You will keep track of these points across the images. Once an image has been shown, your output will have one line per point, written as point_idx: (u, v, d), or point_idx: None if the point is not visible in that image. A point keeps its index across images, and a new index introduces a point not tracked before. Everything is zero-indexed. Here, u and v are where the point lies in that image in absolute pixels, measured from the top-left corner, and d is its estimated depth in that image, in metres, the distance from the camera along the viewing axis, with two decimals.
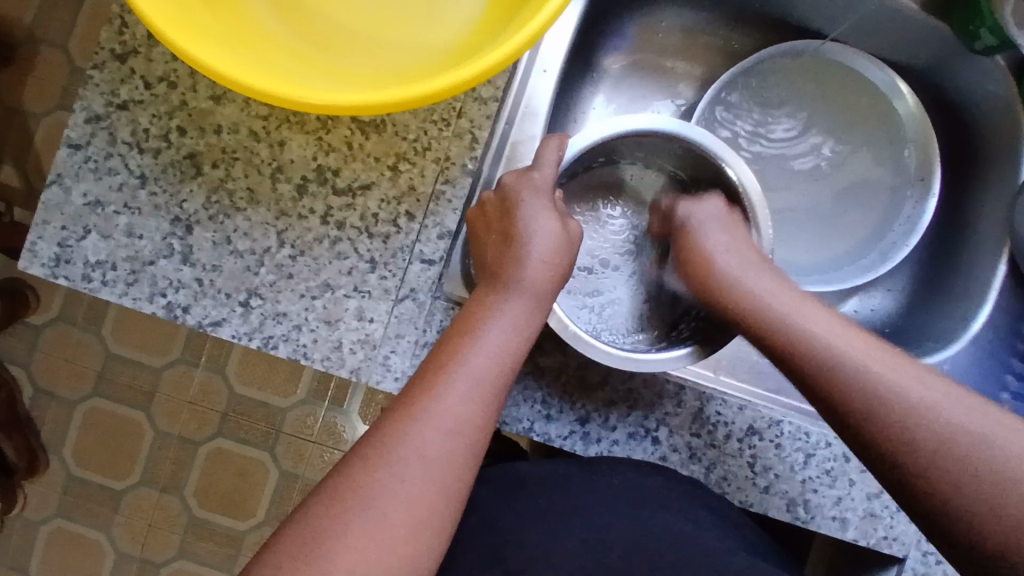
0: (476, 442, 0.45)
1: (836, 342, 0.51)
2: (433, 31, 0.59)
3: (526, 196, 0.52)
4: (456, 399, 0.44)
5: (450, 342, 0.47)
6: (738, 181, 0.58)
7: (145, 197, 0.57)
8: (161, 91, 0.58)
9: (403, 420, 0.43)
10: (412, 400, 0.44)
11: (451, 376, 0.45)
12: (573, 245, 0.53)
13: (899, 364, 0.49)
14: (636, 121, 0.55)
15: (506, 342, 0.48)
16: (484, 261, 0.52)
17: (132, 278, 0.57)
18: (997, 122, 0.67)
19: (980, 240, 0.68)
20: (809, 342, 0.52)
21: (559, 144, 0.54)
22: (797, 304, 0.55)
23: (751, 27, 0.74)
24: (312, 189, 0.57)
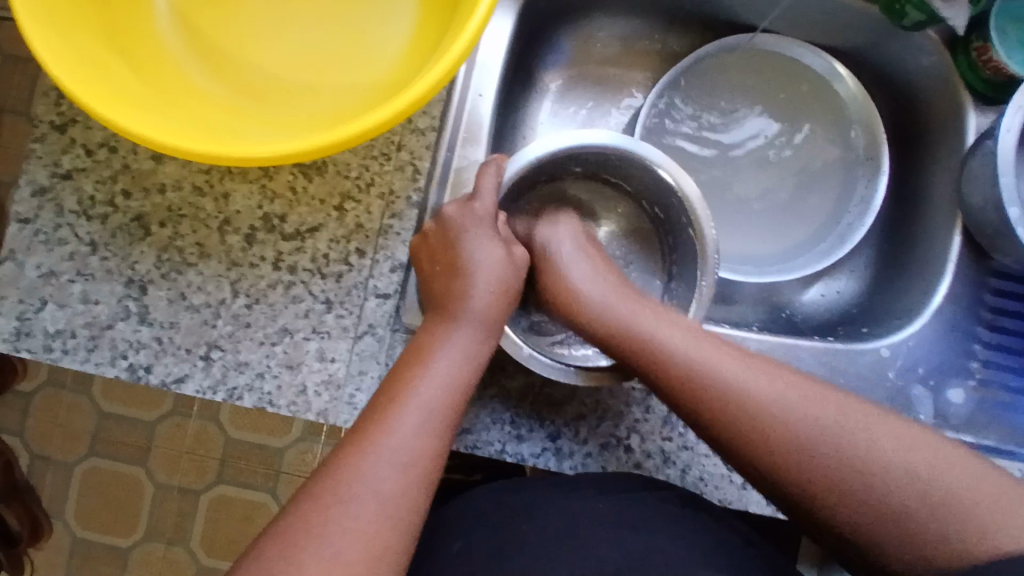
0: (430, 474, 0.45)
1: (738, 381, 0.51)
2: (361, 68, 0.59)
3: (469, 227, 0.54)
4: (405, 432, 0.45)
5: (400, 376, 0.49)
6: (676, 183, 0.58)
7: (98, 262, 0.58)
8: (103, 158, 0.58)
9: (355, 456, 0.44)
10: (363, 435, 0.45)
11: (402, 410, 0.46)
12: (517, 270, 0.55)
13: (792, 388, 0.51)
14: (574, 137, 0.56)
15: (456, 374, 0.49)
16: (431, 292, 0.54)
17: (93, 344, 0.57)
18: (937, 94, 0.68)
19: (933, 212, 0.69)
20: (686, 373, 0.52)
21: (497, 169, 0.55)
22: (674, 332, 0.54)
23: (685, 28, 0.75)
24: (261, 237, 0.58)
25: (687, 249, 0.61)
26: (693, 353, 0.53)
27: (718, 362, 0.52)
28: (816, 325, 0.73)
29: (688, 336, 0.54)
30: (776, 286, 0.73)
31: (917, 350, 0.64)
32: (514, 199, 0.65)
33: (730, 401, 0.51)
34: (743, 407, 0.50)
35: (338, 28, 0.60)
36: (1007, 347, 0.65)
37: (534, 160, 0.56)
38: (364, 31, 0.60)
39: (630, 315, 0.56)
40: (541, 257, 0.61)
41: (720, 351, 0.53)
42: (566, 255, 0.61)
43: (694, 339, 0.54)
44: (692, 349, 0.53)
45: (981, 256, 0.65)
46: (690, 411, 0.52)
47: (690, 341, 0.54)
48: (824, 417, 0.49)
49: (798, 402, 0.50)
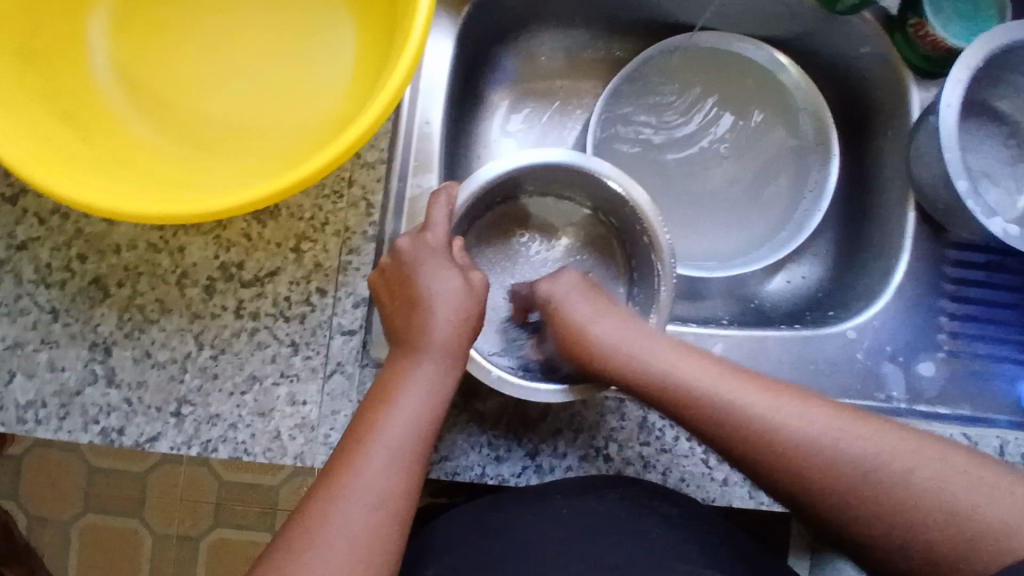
0: (401, 513, 0.46)
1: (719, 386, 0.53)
2: (305, 107, 0.59)
3: (424, 259, 0.54)
4: (374, 474, 0.46)
5: (367, 416, 0.50)
6: (626, 193, 0.59)
7: (60, 329, 0.57)
8: (55, 224, 0.58)
9: (325, 502, 0.45)
10: (333, 480, 0.46)
11: (369, 452, 0.47)
12: (477, 295, 0.55)
13: (767, 393, 0.52)
14: (528, 156, 0.57)
15: (422, 408, 0.50)
16: (393, 327, 0.54)
17: (63, 411, 0.56)
18: (879, 74, 0.69)
19: (887, 190, 0.69)
20: (673, 382, 0.54)
21: (448, 199, 0.56)
22: (667, 346, 0.55)
23: (627, 34, 0.76)
24: (221, 287, 0.58)
25: (646, 256, 0.62)
26: (675, 362, 0.54)
27: (688, 367, 0.54)
28: (786, 313, 0.73)
29: (666, 349, 0.55)
30: (743, 278, 0.74)
31: (883, 329, 0.65)
32: (471, 222, 0.66)
33: (704, 404, 0.52)
34: (698, 398, 0.53)
35: (279, 67, 0.60)
36: (972, 317, 0.66)
37: (491, 177, 0.57)
38: (306, 67, 0.60)
39: (608, 329, 0.57)
40: (546, 305, 0.60)
41: (680, 352, 0.55)
42: (568, 298, 0.60)
43: (668, 348, 0.55)
44: (657, 354, 0.55)
45: (937, 229, 0.66)
46: (674, 410, 0.54)
47: (683, 357, 0.55)
48: (784, 408, 0.51)
49: (785, 409, 0.51)
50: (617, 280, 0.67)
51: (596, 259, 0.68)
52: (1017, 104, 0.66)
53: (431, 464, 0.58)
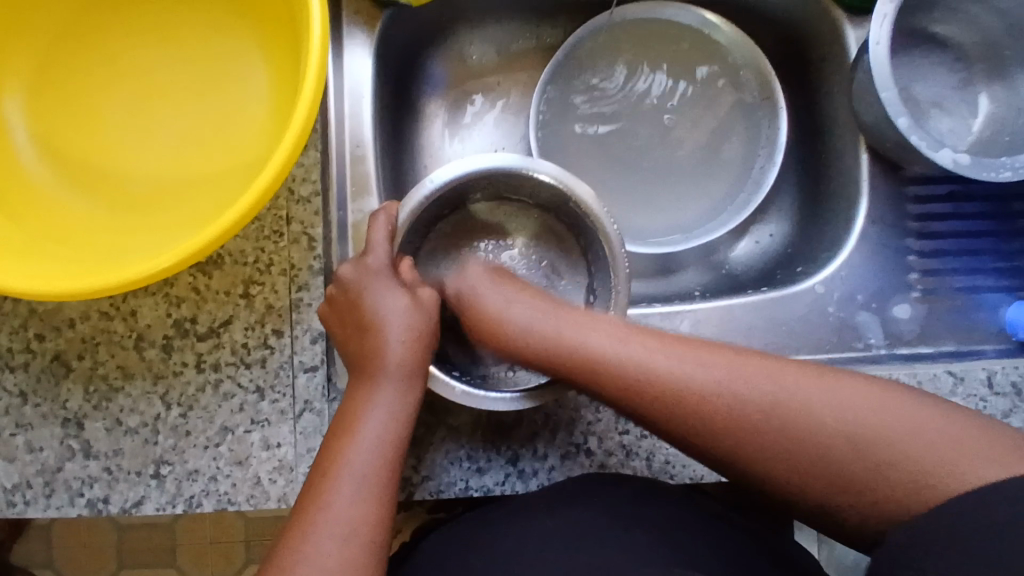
0: (376, 538, 0.46)
1: (628, 355, 0.51)
2: (230, 151, 0.58)
3: (368, 284, 0.55)
4: (340, 504, 0.47)
5: (332, 446, 0.50)
6: (557, 179, 0.59)
7: (31, 410, 0.58)
8: (9, 308, 0.59)
9: (298, 540, 0.45)
10: (304, 516, 0.46)
11: (337, 481, 0.48)
12: (426, 311, 0.56)
13: (645, 346, 0.52)
14: (466, 164, 0.57)
15: (386, 431, 0.50)
16: (349, 357, 0.55)
17: (48, 489, 0.57)
18: (811, 18, 0.67)
19: (838, 134, 0.68)
20: (616, 372, 0.51)
21: (387, 217, 0.56)
22: (585, 332, 0.54)
23: (554, 18, 0.75)
24: (178, 343, 0.58)
25: (598, 247, 0.61)
26: (605, 344, 0.52)
27: (609, 339, 0.53)
28: (757, 275, 0.72)
29: (578, 326, 0.54)
30: (711, 244, 0.72)
31: (853, 278, 0.63)
32: (421, 239, 0.65)
33: (645, 382, 0.50)
34: (640, 375, 0.50)
35: (201, 116, 0.59)
36: (944, 252, 0.65)
37: (441, 184, 0.57)
38: (225, 111, 0.59)
39: (547, 316, 0.56)
40: (466, 306, 0.59)
41: (595, 324, 0.54)
42: (479, 288, 0.59)
43: (612, 333, 0.53)
44: (590, 337, 0.53)
45: (893, 168, 0.64)
46: (615, 399, 0.51)
47: (608, 338, 0.53)
48: (711, 368, 0.49)
49: (686, 374, 0.49)
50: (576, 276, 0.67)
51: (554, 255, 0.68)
52: (953, 27, 0.65)
53: (414, 485, 0.58)
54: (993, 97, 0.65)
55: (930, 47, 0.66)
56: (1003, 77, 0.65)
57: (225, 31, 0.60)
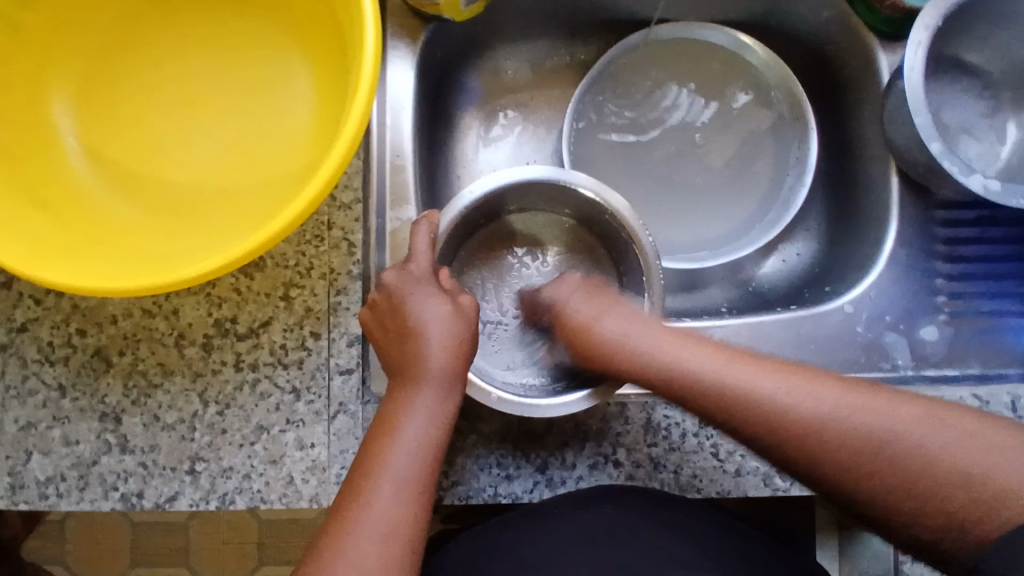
0: (413, 539, 0.48)
1: (712, 365, 0.54)
2: (276, 157, 0.60)
3: (412, 290, 0.56)
4: (380, 504, 0.48)
5: (372, 447, 0.51)
6: (597, 193, 0.60)
7: (70, 404, 0.59)
8: (52, 303, 0.60)
9: (339, 537, 0.47)
10: (344, 515, 0.48)
11: (378, 482, 0.49)
12: (468, 320, 0.57)
13: (709, 355, 0.55)
14: (507, 174, 0.58)
15: (425, 434, 0.52)
16: (389, 361, 0.56)
17: (83, 482, 0.58)
18: (844, 43, 0.68)
19: (868, 156, 0.69)
20: (696, 376, 0.54)
21: (429, 226, 0.57)
22: (673, 340, 0.57)
23: (589, 36, 0.76)
24: (217, 342, 0.59)
25: (631, 256, 0.63)
26: (690, 356, 0.55)
27: (653, 342, 0.57)
28: (784, 293, 0.73)
29: (671, 338, 0.57)
30: (739, 262, 0.73)
31: (881, 299, 0.64)
32: (458, 248, 0.66)
33: (705, 386, 0.53)
34: (659, 372, 0.55)
35: (247, 121, 0.61)
36: (971, 275, 0.65)
37: (475, 199, 0.58)
38: (272, 118, 0.61)
39: (605, 315, 0.60)
40: (551, 313, 0.63)
41: (682, 338, 0.57)
42: (569, 301, 0.62)
43: (642, 329, 0.58)
44: (676, 348, 0.56)
45: (922, 191, 0.65)
46: (692, 396, 0.54)
47: (688, 347, 0.56)
48: (732, 368, 0.53)
49: (770, 386, 0.51)
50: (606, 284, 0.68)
51: (585, 264, 0.69)
52: (983, 56, 0.67)
53: (443, 490, 0.58)
54: (1021, 124, 0.66)
55: (960, 74, 0.67)
56: None
57: (273, 40, 0.62)
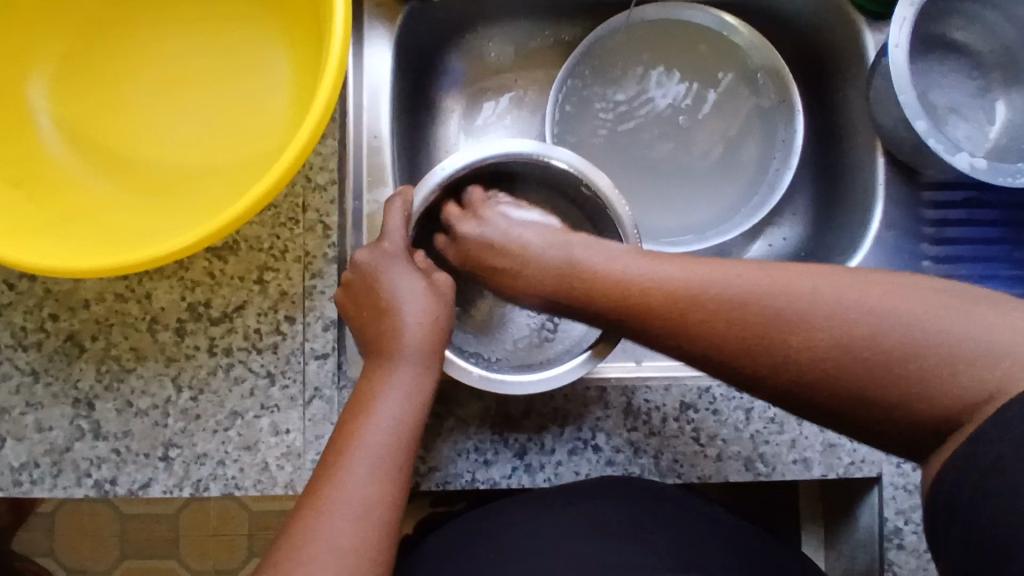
0: (388, 520, 0.46)
1: (648, 274, 0.49)
2: (250, 137, 0.59)
3: (385, 266, 0.56)
4: (355, 484, 0.47)
5: (347, 426, 0.50)
6: (571, 165, 0.59)
7: (42, 390, 0.58)
8: (24, 287, 0.59)
9: (312, 516, 0.45)
10: (317, 496, 0.46)
11: (352, 461, 0.48)
12: (442, 298, 0.56)
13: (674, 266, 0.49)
14: (484, 148, 0.57)
15: (401, 414, 0.50)
16: (365, 339, 0.55)
17: (56, 469, 0.57)
18: (830, 23, 0.67)
19: (855, 138, 0.68)
20: (625, 286, 0.50)
21: (403, 203, 0.57)
22: (608, 254, 0.52)
23: (573, 18, 0.75)
24: (191, 327, 0.58)
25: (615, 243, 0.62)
26: (628, 268, 0.51)
27: (633, 264, 0.51)
28: None
29: (614, 254, 0.52)
30: (724, 246, 0.72)
31: None
32: (437, 224, 0.66)
33: (666, 305, 0.47)
34: (659, 300, 0.48)
35: (221, 102, 0.60)
36: (958, 258, 0.64)
37: (449, 174, 0.57)
38: (245, 99, 0.60)
39: (563, 248, 0.55)
40: (484, 251, 0.59)
41: (620, 251, 0.53)
42: (502, 229, 0.59)
43: (632, 259, 0.51)
44: (618, 263, 0.51)
45: (909, 173, 0.64)
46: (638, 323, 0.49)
47: (623, 258, 0.52)
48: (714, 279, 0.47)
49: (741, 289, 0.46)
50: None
51: None
52: (972, 34, 0.65)
53: (421, 476, 0.57)
54: (1011, 104, 0.65)
55: (948, 53, 0.66)
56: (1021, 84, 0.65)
57: (247, 20, 0.61)
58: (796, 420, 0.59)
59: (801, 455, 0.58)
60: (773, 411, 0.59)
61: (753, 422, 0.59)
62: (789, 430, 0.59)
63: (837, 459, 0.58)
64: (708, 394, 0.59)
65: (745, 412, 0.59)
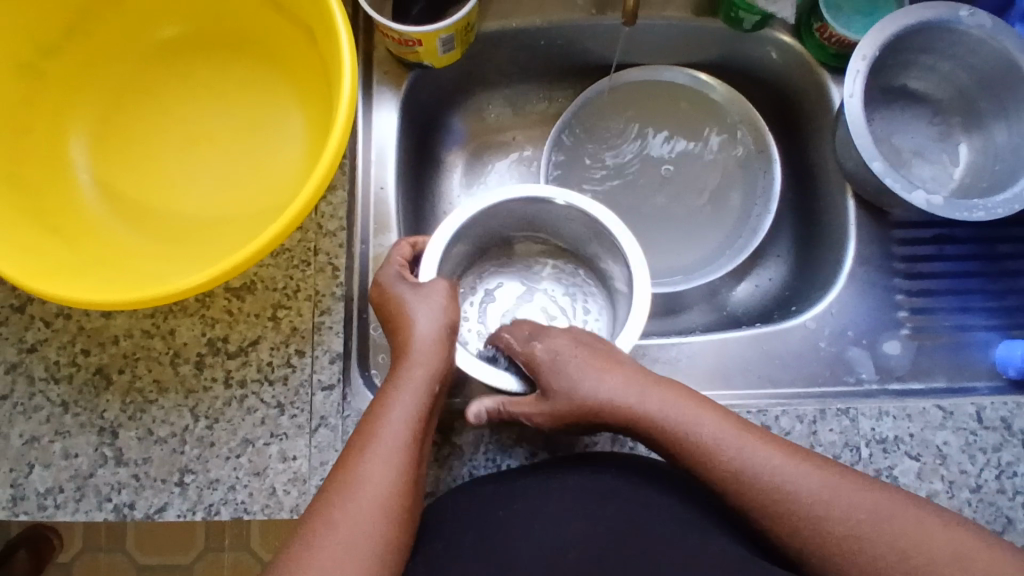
0: (402, 509, 0.51)
1: (656, 412, 0.56)
2: (267, 187, 0.65)
3: (396, 292, 0.60)
4: (371, 477, 0.52)
5: (367, 421, 0.55)
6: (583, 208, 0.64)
7: (71, 419, 0.63)
8: (60, 325, 0.65)
9: (333, 507, 0.50)
10: (340, 486, 0.52)
11: (370, 456, 0.52)
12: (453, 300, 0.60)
13: (698, 414, 0.55)
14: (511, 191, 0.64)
15: (415, 408, 0.55)
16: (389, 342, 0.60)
17: (80, 493, 0.61)
18: (800, 79, 0.73)
19: (827, 183, 0.72)
20: (656, 427, 0.56)
21: (410, 244, 0.64)
22: (647, 392, 0.57)
23: (565, 82, 0.82)
24: (209, 360, 0.63)
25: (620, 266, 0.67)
26: (658, 411, 0.56)
27: (657, 401, 0.56)
28: (756, 315, 0.76)
29: (644, 388, 0.57)
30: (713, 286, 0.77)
31: (843, 314, 0.66)
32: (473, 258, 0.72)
33: (701, 451, 0.54)
34: (690, 440, 0.54)
35: (243, 158, 0.67)
36: (930, 291, 0.68)
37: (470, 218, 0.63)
38: (264, 155, 0.67)
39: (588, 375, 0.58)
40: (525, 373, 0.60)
41: (617, 372, 0.58)
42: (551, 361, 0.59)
43: (643, 389, 0.57)
44: (639, 397, 0.57)
45: (879, 213, 0.68)
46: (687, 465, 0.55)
47: (632, 388, 0.57)
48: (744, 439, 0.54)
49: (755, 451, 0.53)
50: (594, 298, 0.73)
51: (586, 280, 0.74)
52: (930, 84, 0.71)
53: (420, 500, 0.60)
54: (972, 146, 0.70)
55: (907, 103, 0.72)
56: (980, 130, 0.69)
57: (267, 85, 0.68)
58: None
59: None
60: None
61: None
62: None
63: None
64: None
65: None
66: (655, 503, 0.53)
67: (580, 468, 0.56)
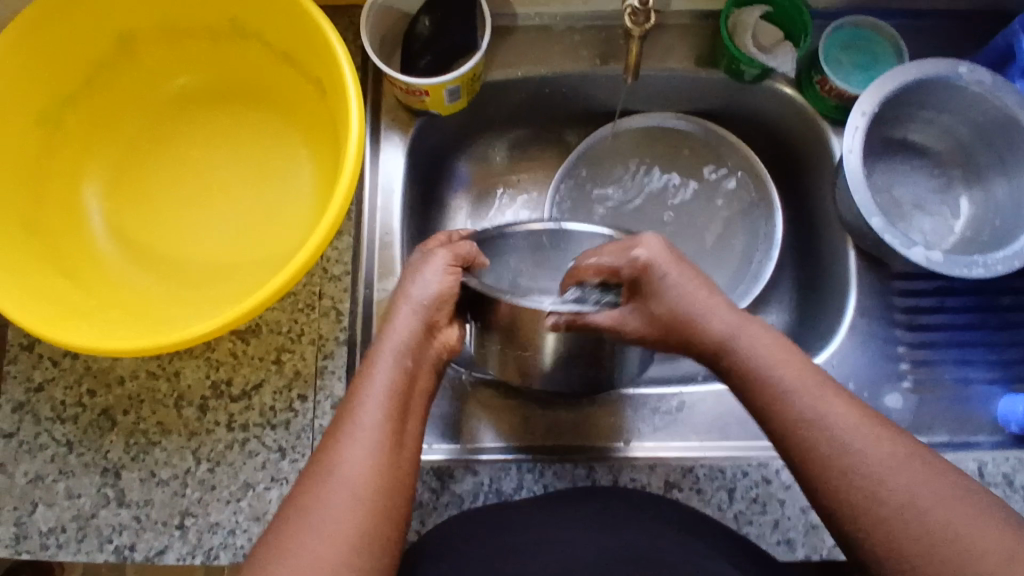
0: (383, 487, 0.47)
1: (745, 346, 0.51)
2: (274, 233, 0.67)
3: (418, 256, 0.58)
4: (349, 454, 0.48)
5: (348, 396, 0.52)
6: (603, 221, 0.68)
7: (75, 459, 0.63)
8: (68, 364, 0.66)
9: (308, 491, 0.47)
10: (315, 469, 0.48)
11: (346, 443, 0.48)
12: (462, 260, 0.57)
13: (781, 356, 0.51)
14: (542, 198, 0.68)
15: (393, 379, 0.51)
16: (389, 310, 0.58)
17: (81, 534, 0.62)
18: (801, 130, 0.74)
19: (828, 233, 0.73)
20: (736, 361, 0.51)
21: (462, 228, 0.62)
22: (741, 324, 0.52)
23: (569, 127, 0.83)
24: (213, 403, 0.64)
25: None
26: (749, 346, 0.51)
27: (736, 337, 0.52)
28: None
29: (734, 320, 0.53)
30: None
31: (844, 365, 0.66)
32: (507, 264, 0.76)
33: (770, 392, 0.50)
34: (767, 382, 0.50)
35: (251, 203, 0.68)
36: (931, 343, 0.68)
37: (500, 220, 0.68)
38: (272, 201, 0.68)
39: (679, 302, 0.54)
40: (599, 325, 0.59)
41: (711, 298, 0.54)
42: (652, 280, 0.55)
43: (735, 321, 0.53)
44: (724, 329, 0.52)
45: (879, 265, 0.69)
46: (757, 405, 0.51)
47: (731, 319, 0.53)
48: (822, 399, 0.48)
49: (818, 404, 0.48)
50: None
51: None
52: (930, 136, 0.72)
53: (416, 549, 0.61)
54: (972, 199, 0.70)
55: (908, 155, 0.73)
56: (980, 183, 0.70)
57: (277, 133, 0.70)
58: (779, 501, 0.61)
59: (785, 536, 0.60)
60: (755, 491, 0.61)
61: (736, 502, 0.61)
62: (771, 512, 0.61)
63: (821, 540, 0.60)
64: (691, 473, 0.62)
65: (728, 491, 0.61)
66: (658, 551, 0.53)
67: (581, 514, 0.56)
